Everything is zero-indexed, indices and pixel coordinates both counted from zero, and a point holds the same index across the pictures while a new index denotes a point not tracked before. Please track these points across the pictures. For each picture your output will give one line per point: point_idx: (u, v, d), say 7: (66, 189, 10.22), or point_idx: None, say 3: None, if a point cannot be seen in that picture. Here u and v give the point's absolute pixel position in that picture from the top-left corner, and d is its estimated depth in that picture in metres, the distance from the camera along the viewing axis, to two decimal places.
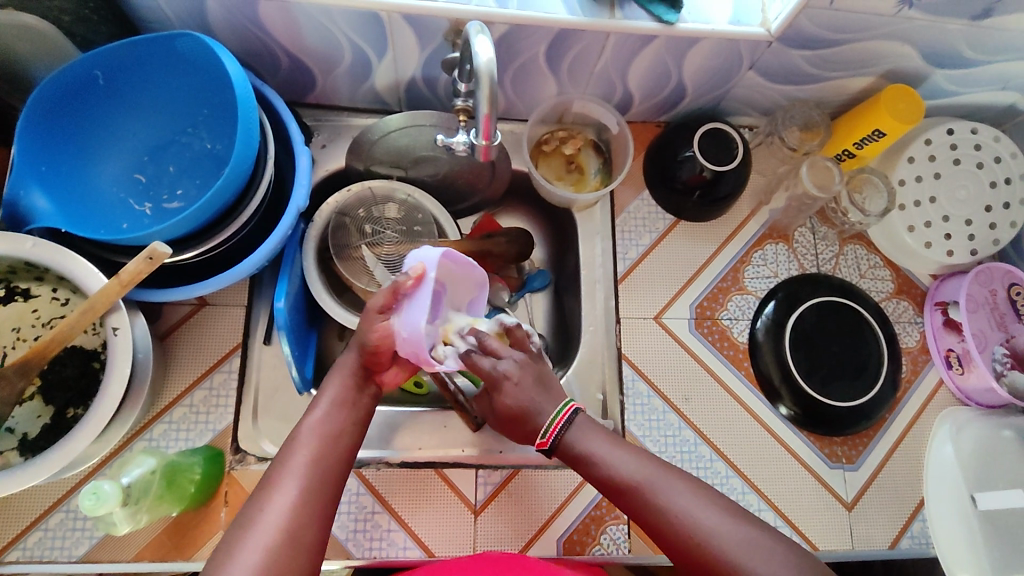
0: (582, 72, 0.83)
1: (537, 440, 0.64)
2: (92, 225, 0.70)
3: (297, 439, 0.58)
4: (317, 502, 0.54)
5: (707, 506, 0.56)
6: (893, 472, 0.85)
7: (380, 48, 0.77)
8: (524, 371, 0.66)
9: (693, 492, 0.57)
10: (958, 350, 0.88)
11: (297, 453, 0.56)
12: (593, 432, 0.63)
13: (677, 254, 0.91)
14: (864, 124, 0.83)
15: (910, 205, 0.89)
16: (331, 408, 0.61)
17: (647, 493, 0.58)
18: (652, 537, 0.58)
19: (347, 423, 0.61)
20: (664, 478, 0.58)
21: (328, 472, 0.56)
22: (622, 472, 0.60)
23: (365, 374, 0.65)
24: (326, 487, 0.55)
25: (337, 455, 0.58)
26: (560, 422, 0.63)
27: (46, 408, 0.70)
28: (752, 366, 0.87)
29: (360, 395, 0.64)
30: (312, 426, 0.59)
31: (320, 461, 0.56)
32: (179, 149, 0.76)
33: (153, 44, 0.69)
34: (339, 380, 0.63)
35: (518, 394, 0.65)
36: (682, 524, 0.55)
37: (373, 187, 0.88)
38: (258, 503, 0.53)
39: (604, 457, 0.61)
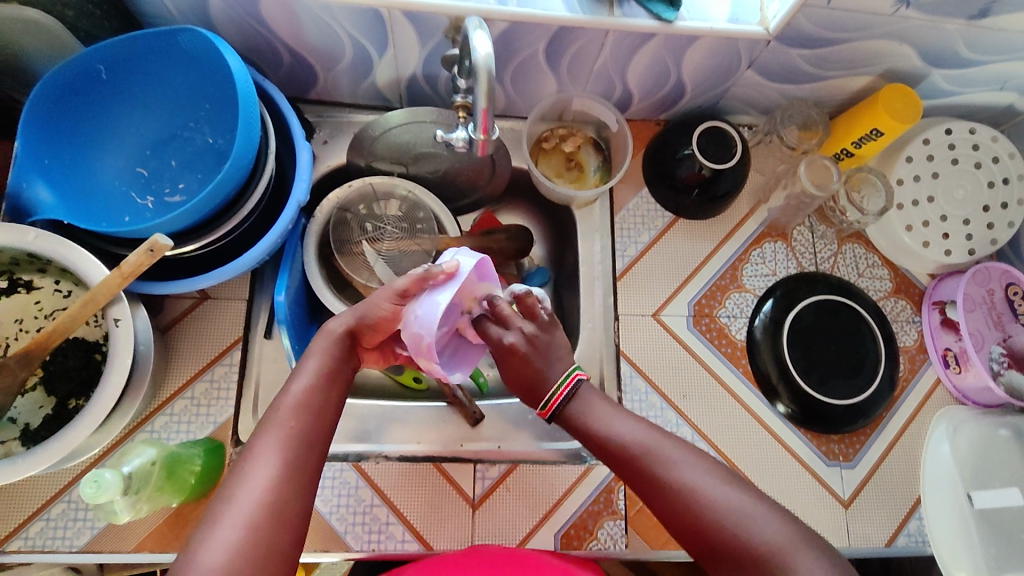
0: (582, 70, 0.84)
1: (538, 409, 0.66)
2: (95, 218, 0.70)
3: (274, 414, 0.56)
4: (298, 477, 0.53)
5: (706, 475, 0.58)
6: (890, 470, 0.85)
7: (380, 44, 0.78)
8: (531, 343, 0.65)
9: (690, 461, 0.59)
10: (955, 349, 0.88)
11: (276, 429, 0.55)
12: (595, 400, 0.65)
13: (676, 252, 0.91)
14: (862, 123, 0.84)
15: (908, 204, 0.89)
16: (310, 379, 0.59)
17: (647, 460, 0.59)
18: (649, 505, 0.59)
19: (329, 393, 0.59)
20: (663, 444, 0.60)
21: (308, 446, 0.55)
22: (623, 438, 0.61)
23: (351, 346, 0.64)
24: (305, 462, 0.54)
25: (317, 428, 0.57)
26: (562, 394, 0.64)
27: (48, 399, 0.70)
28: (750, 364, 0.88)
29: (344, 367, 0.62)
30: (292, 400, 0.57)
31: (300, 436, 0.55)
32: (181, 143, 0.77)
33: (155, 40, 0.69)
34: (320, 352, 0.61)
35: (524, 366, 0.65)
36: (680, 490, 0.57)
37: (374, 183, 0.87)
38: (236, 479, 0.52)
39: (605, 424, 0.63)
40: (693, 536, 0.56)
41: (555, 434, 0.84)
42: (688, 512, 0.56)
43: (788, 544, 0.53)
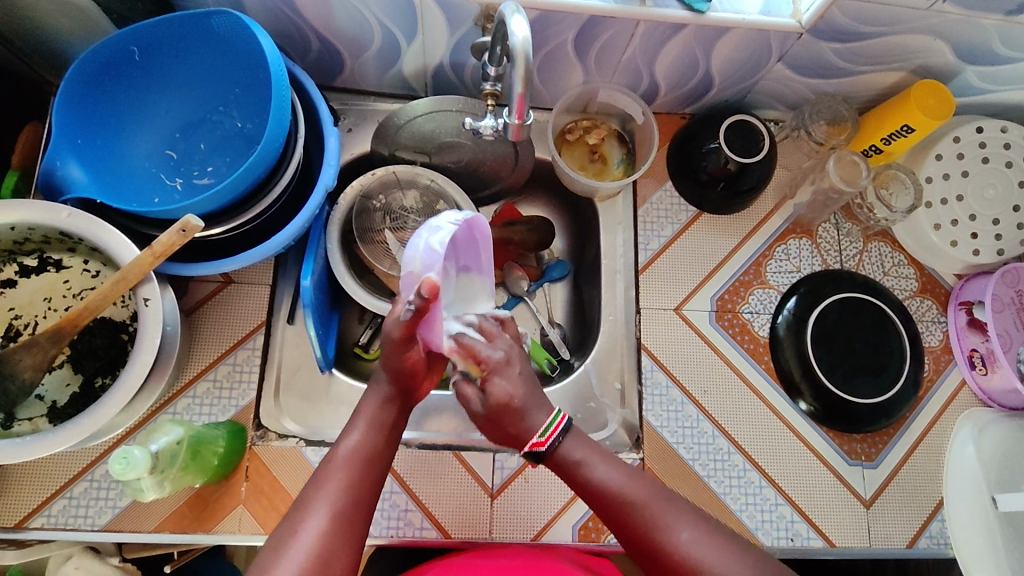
0: (610, 62, 0.84)
1: (530, 441, 0.61)
2: (125, 198, 0.71)
3: (330, 466, 0.57)
4: (346, 530, 0.54)
5: (709, 536, 0.57)
6: (913, 471, 0.84)
7: (410, 32, 0.78)
8: (521, 361, 0.64)
9: (695, 521, 0.58)
10: (982, 350, 0.87)
11: (330, 480, 0.56)
12: (586, 446, 0.63)
13: (698, 246, 0.91)
14: (892, 119, 0.83)
15: (937, 203, 0.88)
16: (366, 431, 0.60)
17: (644, 519, 0.58)
18: (643, 560, 0.59)
19: (381, 447, 0.60)
20: (664, 503, 0.59)
21: (362, 497, 0.56)
22: (619, 493, 0.60)
23: (405, 394, 0.64)
24: (358, 514, 0.56)
25: (370, 482, 0.58)
26: (558, 428, 0.62)
27: (75, 377, 0.71)
28: (772, 361, 0.87)
29: (397, 417, 0.63)
30: (345, 452, 0.58)
31: (354, 489, 0.56)
32: (210, 127, 0.77)
33: (190, 22, 0.70)
34: (374, 404, 0.62)
35: (515, 385, 0.62)
36: (680, 554, 0.56)
37: (397, 172, 0.88)
38: (290, 528, 0.53)
39: (599, 476, 0.61)
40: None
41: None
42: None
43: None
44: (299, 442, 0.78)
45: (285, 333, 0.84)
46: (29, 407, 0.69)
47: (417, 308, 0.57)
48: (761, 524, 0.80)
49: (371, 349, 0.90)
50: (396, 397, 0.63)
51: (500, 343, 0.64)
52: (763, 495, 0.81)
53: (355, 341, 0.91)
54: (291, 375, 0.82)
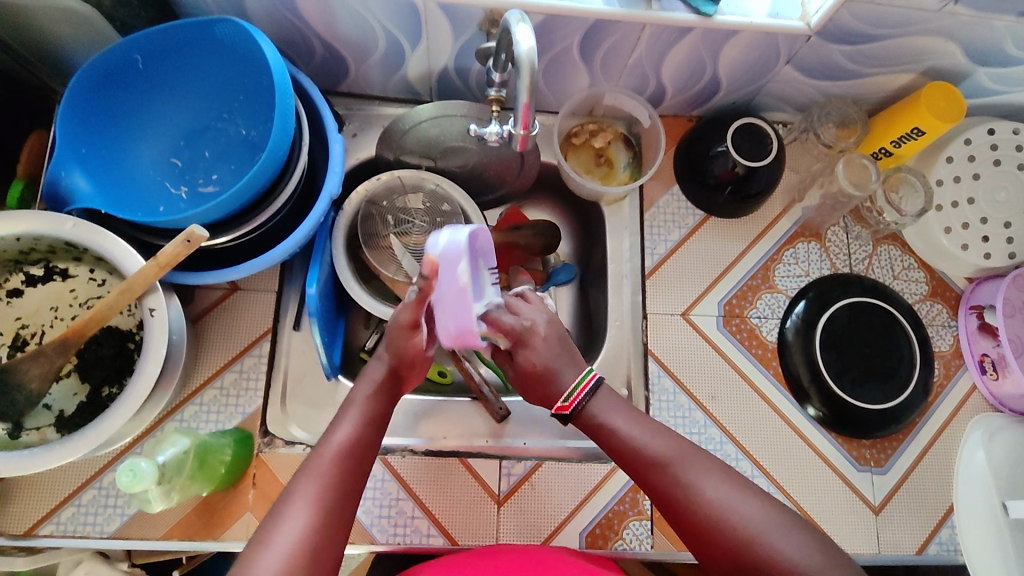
0: (615, 65, 0.83)
1: (556, 405, 0.62)
2: (130, 208, 0.71)
3: (316, 458, 0.55)
4: (335, 523, 0.52)
5: (733, 487, 0.55)
6: (921, 477, 0.83)
7: (414, 37, 0.77)
8: (550, 327, 0.64)
9: (717, 475, 0.56)
10: (992, 355, 0.86)
11: (318, 471, 0.54)
12: (614, 403, 0.62)
13: (705, 250, 0.90)
14: (902, 122, 0.82)
15: (948, 206, 0.87)
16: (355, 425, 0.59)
17: (671, 475, 0.56)
18: (671, 517, 0.56)
19: (372, 440, 0.59)
20: (686, 454, 0.57)
21: (348, 495, 0.54)
22: (649, 445, 0.58)
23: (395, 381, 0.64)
24: (343, 511, 0.53)
25: (358, 475, 0.56)
26: (584, 389, 0.61)
27: (82, 386, 0.71)
28: (780, 366, 0.86)
29: (387, 408, 0.62)
30: (335, 444, 0.57)
31: (342, 483, 0.54)
32: (215, 134, 0.77)
33: (193, 29, 0.69)
34: (366, 396, 0.61)
35: (543, 352, 0.62)
36: (703, 507, 0.54)
37: (402, 177, 0.88)
38: (273, 522, 0.51)
39: (626, 433, 0.60)
40: (715, 552, 0.53)
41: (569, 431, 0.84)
42: (714, 530, 0.53)
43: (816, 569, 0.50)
44: (306, 450, 0.78)
45: (291, 340, 0.83)
46: (36, 416, 0.69)
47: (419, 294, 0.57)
48: None
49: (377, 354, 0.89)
50: (387, 389, 0.63)
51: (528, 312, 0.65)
52: None
53: (361, 345, 0.91)
54: (297, 382, 0.82)
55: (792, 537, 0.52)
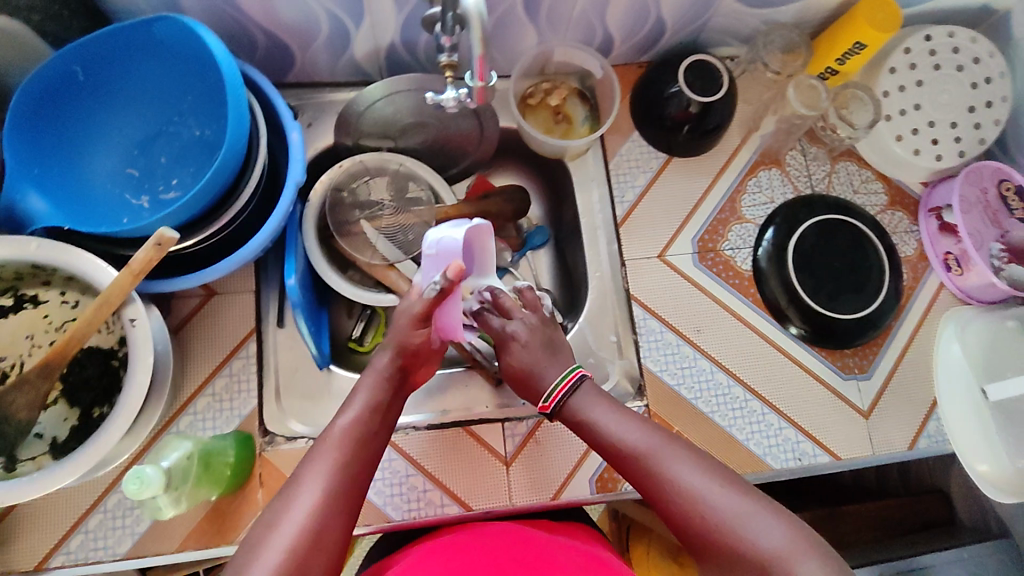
0: (561, 19, 0.83)
1: (539, 403, 0.67)
2: (93, 223, 0.69)
3: (324, 443, 0.56)
4: (341, 505, 0.53)
5: (709, 478, 0.55)
6: (904, 377, 0.87)
7: (357, 14, 0.77)
8: (533, 333, 0.70)
9: (694, 463, 0.56)
10: (955, 252, 0.89)
11: (325, 455, 0.55)
12: (595, 399, 0.65)
13: (672, 191, 0.92)
14: (843, 39, 0.84)
15: (896, 115, 0.89)
16: (359, 410, 0.60)
17: (650, 466, 0.57)
18: (649, 504, 0.58)
19: (377, 427, 0.60)
20: (664, 447, 0.58)
21: (357, 475, 0.55)
22: (627, 440, 0.60)
23: (402, 378, 0.66)
24: (352, 493, 0.54)
25: (366, 458, 0.57)
26: (564, 388, 0.66)
27: (71, 411, 0.70)
28: (758, 292, 0.88)
29: (393, 399, 0.64)
30: (341, 429, 0.58)
31: (350, 466, 0.55)
32: (168, 139, 0.75)
33: (132, 33, 0.67)
34: (372, 382, 0.63)
35: (527, 354, 0.69)
36: (681, 496, 0.54)
37: (365, 161, 0.87)
38: (282, 504, 0.52)
39: (603, 433, 0.62)
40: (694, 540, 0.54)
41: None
42: (695, 523, 0.53)
43: (791, 549, 0.49)
44: (308, 442, 0.78)
45: (277, 338, 0.83)
46: (29, 447, 0.68)
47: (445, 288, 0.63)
48: (768, 449, 0.82)
49: (366, 341, 0.90)
50: (392, 382, 0.64)
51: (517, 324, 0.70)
52: (766, 421, 0.83)
53: (348, 335, 0.90)
54: (289, 378, 0.82)
55: (767, 524, 0.51)
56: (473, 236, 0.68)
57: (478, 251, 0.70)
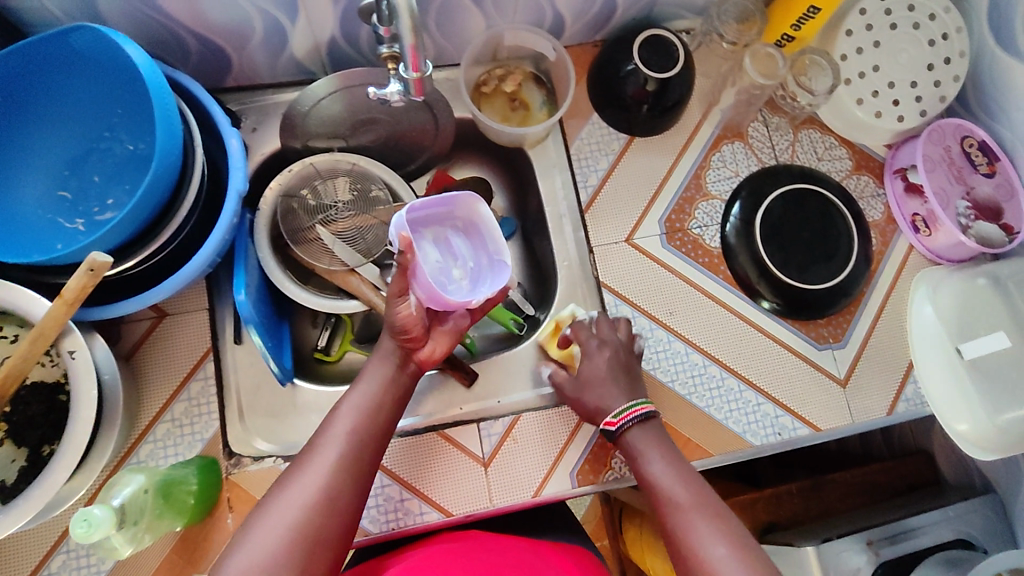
0: (507, 1, 0.80)
1: (606, 418, 0.70)
2: (22, 251, 0.65)
3: (339, 411, 0.62)
4: (351, 472, 0.58)
5: (735, 556, 0.56)
6: (880, 342, 0.86)
7: (290, 10, 0.73)
8: (619, 354, 0.75)
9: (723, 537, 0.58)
10: (922, 213, 0.88)
11: (339, 423, 0.61)
12: (655, 440, 0.68)
13: (635, 172, 0.89)
14: (797, 4, 0.82)
15: (855, 78, 0.87)
16: (369, 384, 0.65)
17: (682, 524, 0.60)
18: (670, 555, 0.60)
19: (385, 397, 0.65)
20: (706, 509, 0.61)
21: (368, 442, 0.61)
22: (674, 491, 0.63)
23: (404, 352, 0.67)
24: (363, 460, 0.60)
25: (376, 427, 0.63)
26: (633, 415, 0.69)
27: (19, 450, 0.65)
28: (729, 269, 0.87)
29: (400, 373, 0.67)
30: (352, 401, 0.63)
31: (359, 434, 0.61)
32: (101, 156, 0.71)
33: (47, 45, 0.63)
34: (377, 359, 0.67)
35: (606, 367, 0.74)
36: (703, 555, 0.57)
37: (315, 163, 0.84)
38: (301, 467, 0.58)
39: (695, 529, 0.59)
40: None
41: (537, 380, 0.84)
42: None
43: None
44: (277, 461, 0.75)
45: (235, 355, 0.80)
46: None
47: (399, 266, 0.62)
48: (749, 426, 0.81)
49: (332, 350, 0.87)
50: (403, 355, 0.67)
51: (594, 359, 0.75)
52: (745, 399, 0.82)
53: (313, 345, 0.88)
54: (252, 397, 0.79)
55: None
56: (466, 211, 0.75)
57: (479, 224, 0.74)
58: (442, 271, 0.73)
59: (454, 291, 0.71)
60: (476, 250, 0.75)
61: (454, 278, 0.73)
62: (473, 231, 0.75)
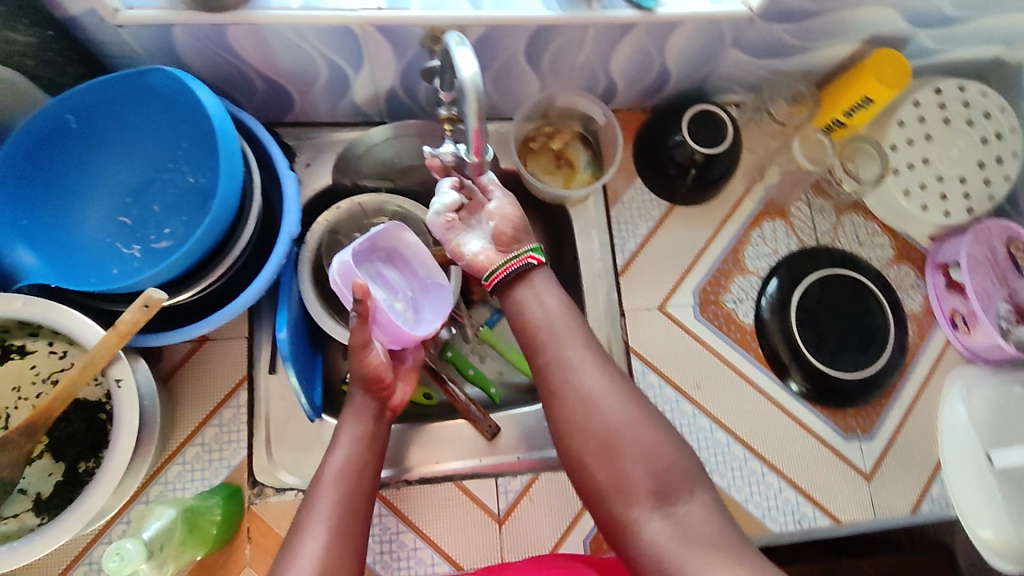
0: (564, 67, 0.82)
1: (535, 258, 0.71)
2: (81, 276, 0.68)
3: (322, 480, 0.65)
4: (346, 540, 0.61)
5: (612, 387, 0.66)
6: (907, 438, 0.85)
7: (356, 62, 0.75)
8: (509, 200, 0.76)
9: (597, 368, 0.67)
10: (963, 310, 0.87)
11: (324, 493, 0.64)
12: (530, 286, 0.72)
13: (674, 241, 0.90)
14: (851, 92, 0.81)
15: (904, 169, 0.87)
16: (348, 448, 0.68)
17: (558, 353, 0.68)
18: (548, 401, 0.68)
19: (367, 456, 0.68)
20: (575, 348, 0.68)
21: (355, 506, 0.64)
22: (543, 323, 0.69)
23: (378, 405, 0.72)
24: (353, 526, 0.63)
25: (362, 489, 0.66)
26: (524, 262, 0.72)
27: (57, 465, 0.68)
28: (761, 345, 0.87)
29: (378, 425, 0.72)
30: (335, 467, 0.66)
31: (345, 500, 0.64)
32: (162, 186, 0.74)
33: (124, 83, 0.66)
34: (353, 417, 0.70)
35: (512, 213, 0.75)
36: (585, 390, 0.65)
37: (363, 204, 0.86)
38: (295, 544, 0.60)
39: (572, 366, 0.67)
40: (580, 418, 0.65)
41: None
42: (591, 417, 0.64)
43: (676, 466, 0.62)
44: (298, 495, 0.77)
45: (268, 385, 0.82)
46: (13, 503, 0.66)
47: (360, 314, 0.66)
48: (768, 512, 0.81)
49: None
50: (378, 413, 0.72)
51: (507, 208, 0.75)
52: (767, 482, 0.82)
53: (342, 377, 0.89)
54: (281, 428, 0.80)
55: (652, 432, 0.64)
56: (388, 241, 0.81)
57: (403, 251, 0.82)
58: (388, 306, 0.79)
59: (403, 323, 0.79)
60: (406, 278, 0.83)
61: (399, 311, 0.80)
62: (398, 259, 0.83)
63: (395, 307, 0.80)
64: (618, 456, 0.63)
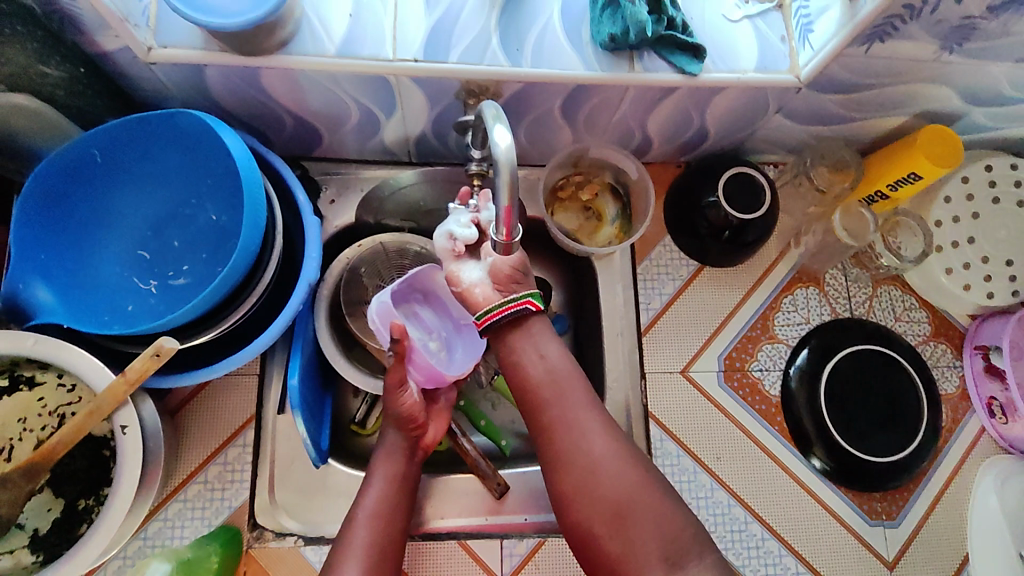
0: (599, 122, 0.79)
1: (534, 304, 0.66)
2: (95, 312, 0.67)
3: (353, 523, 0.63)
4: None
5: (614, 451, 0.62)
6: (935, 528, 0.81)
7: (388, 107, 0.74)
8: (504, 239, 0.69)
9: (600, 431, 0.63)
10: (1001, 398, 0.84)
11: (356, 537, 0.62)
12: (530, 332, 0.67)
13: (701, 303, 0.87)
14: (897, 167, 0.78)
15: (948, 246, 0.84)
16: (380, 489, 0.66)
17: (557, 411, 0.64)
18: (550, 464, 0.64)
19: (398, 498, 0.67)
20: (576, 406, 0.64)
21: (386, 550, 0.62)
22: (541, 378, 0.65)
23: (412, 444, 0.70)
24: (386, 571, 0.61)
25: (392, 532, 0.64)
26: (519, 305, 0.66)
27: (56, 501, 0.67)
28: (786, 419, 0.84)
29: (410, 466, 0.70)
30: (367, 509, 0.65)
31: (377, 544, 0.62)
32: (182, 222, 0.73)
33: (152, 121, 0.65)
34: (385, 459, 0.68)
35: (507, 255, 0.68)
36: (587, 452, 0.62)
37: (385, 243, 0.84)
38: None
39: (572, 425, 0.63)
40: (585, 485, 0.61)
41: None
42: (597, 483, 0.61)
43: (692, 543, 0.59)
44: (298, 541, 0.76)
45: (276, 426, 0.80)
46: (10, 538, 0.65)
47: (397, 354, 0.65)
48: None
49: (368, 425, 0.85)
50: (411, 452, 0.70)
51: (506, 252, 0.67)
52: (783, 564, 0.78)
53: (351, 417, 0.86)
54: (285, 468, 0.78)
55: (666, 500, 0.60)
56: (424, 281, 0.80)
57: (439, 291, 0.81)
58: (421, 345, 0.78)
59: (439, 363, 0.77)
60: (441, 317, 0.81)
61: (433, 350, 0.78)
62: (435, 298, 0.81)
63: (430, 347, 0.78)
64: (632, 528, 0.59)
